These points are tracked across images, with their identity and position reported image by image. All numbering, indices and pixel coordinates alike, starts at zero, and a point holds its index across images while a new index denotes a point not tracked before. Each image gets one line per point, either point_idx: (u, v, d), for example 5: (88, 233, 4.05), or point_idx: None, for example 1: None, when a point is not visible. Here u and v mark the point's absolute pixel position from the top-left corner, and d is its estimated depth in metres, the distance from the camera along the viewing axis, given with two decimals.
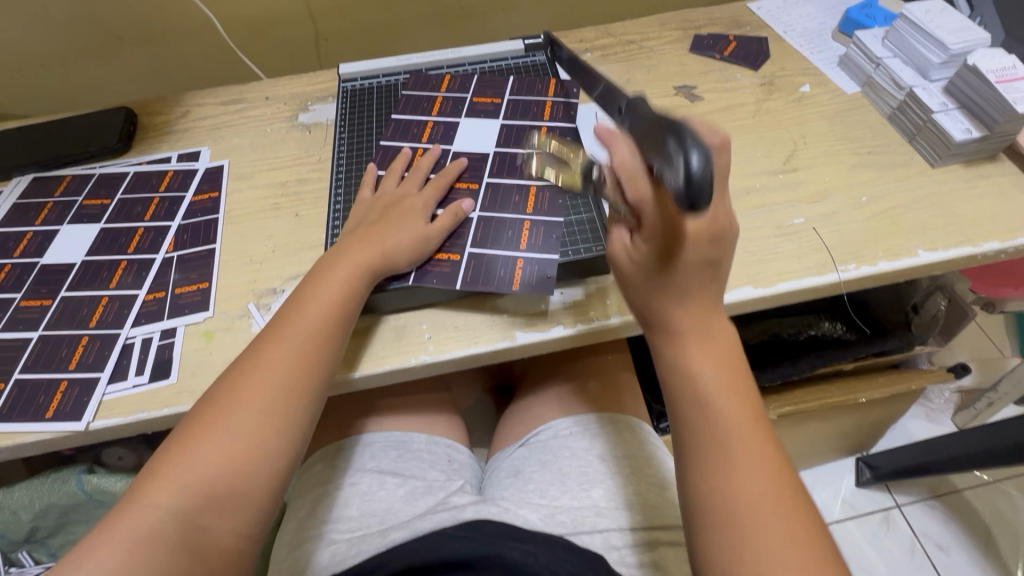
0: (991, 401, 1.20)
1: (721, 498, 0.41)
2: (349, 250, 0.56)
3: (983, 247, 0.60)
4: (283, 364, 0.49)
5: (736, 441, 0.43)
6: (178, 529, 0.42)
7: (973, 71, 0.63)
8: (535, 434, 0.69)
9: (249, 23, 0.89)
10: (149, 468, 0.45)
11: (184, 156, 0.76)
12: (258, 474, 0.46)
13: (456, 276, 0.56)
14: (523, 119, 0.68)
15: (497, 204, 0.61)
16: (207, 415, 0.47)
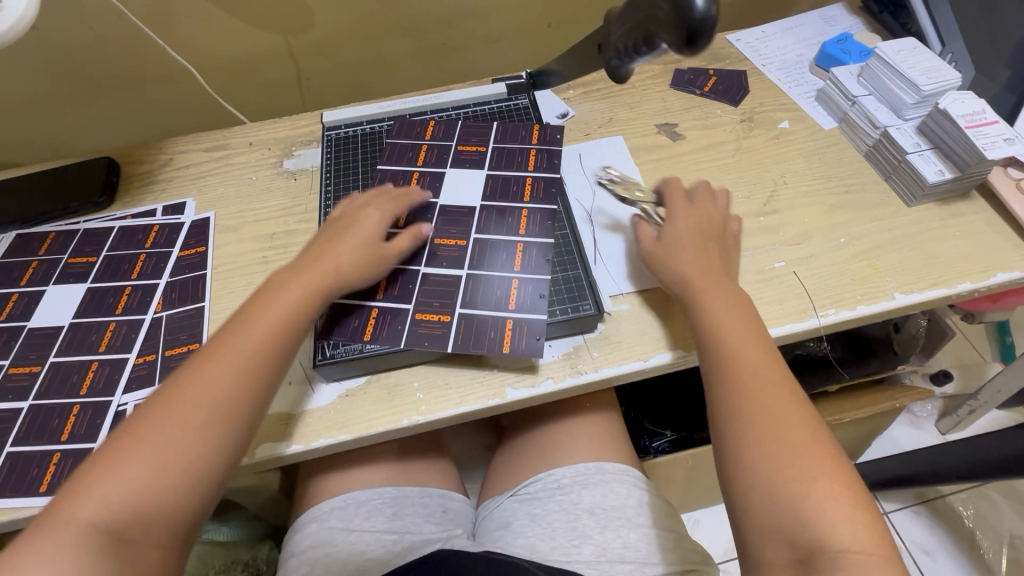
0: (972, 409, 1.22)
1: (742, 422, 0.49)
2: (300, 270, 0.57)
3: (957, 288, 0.62)
4: (220, 382, 0.48)
5: (754, 367, 0.51)
6: (97, 547, 0.42)
7: (944, 114, 0.65)
8: (524, 486, 0.71)
9: (229, 66, 0.89)
10: (73, 480, 0.44)
11: (170, 208, 0.76)
12: (187, 494, 0.45)
13: (448, 339, 0.57)
14: (509, 169, 0.69)
15: (485, 262, 0.62)
16: (137, 429, 0.46)
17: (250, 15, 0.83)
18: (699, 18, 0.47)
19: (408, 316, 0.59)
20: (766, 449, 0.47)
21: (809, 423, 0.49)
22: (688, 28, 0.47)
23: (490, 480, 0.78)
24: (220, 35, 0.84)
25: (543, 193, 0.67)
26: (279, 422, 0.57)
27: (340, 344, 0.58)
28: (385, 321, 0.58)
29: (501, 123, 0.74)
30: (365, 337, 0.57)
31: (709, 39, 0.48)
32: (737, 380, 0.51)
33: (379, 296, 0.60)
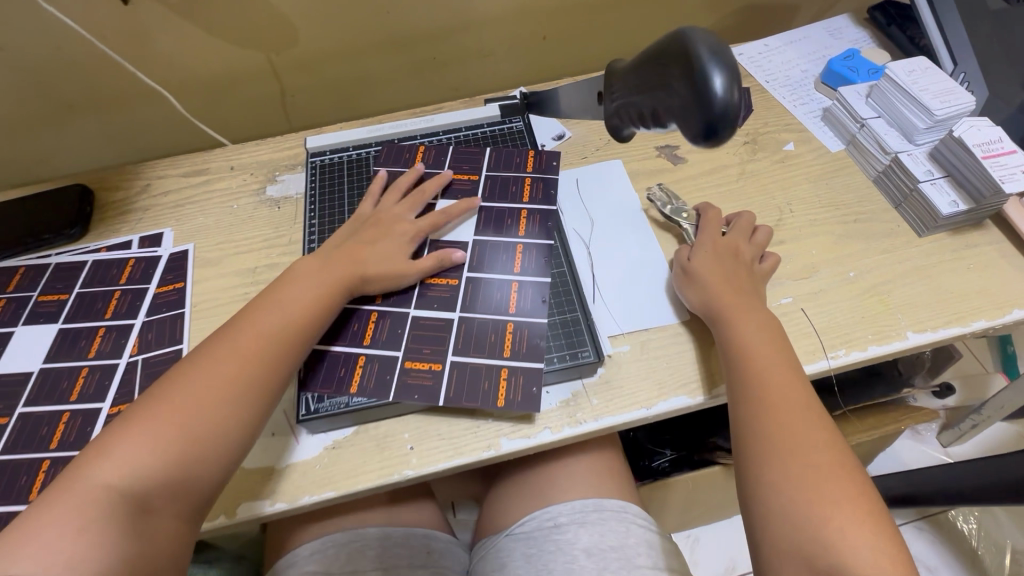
0: (976, 423, 1.19)
1: (761, 437, 0.49)
2: (334, 263, 0.58)
3: (973, 327, 0.59)
4: (249, 358, 0.51)
5: (775, 381, 0.51)
6: (120, 507, 0.42)
7: (958, 142, 0.62)
8: (519, 524, 0.69)
9: (209, 83, 0.84)
10: (95, 444, 0.45)
11: (147, 240, 0.72)
12: (208, 461, 0.47)
13: (440, 391, 0.55)
14: (503, 201, 0.66)
15: (478, 304, 0.59)
16: (165, 400, 0.47)
17: (228, 33, 0.78)
18: (719, 107, 0.41)
19: (397, 364, 0.56)
20: (786, 465, 0.46)
21: (832, 446, 0.47)
22: (705, 117, 0.41)
23: (486, 519, 0.75)
24: (197, 53, 0.80)
25: (538, 229, 0.64)
26: (241, 483, 0.54)
27: (325, 395, 0.55)
28: (372, 370, 0.56)
29: (494, 149, 0.72)
30: (352, 389, 0.55)
31: (730, 130, 0.42)
32: (758, 395, 0.51)
33: (365, 343, 0.57)
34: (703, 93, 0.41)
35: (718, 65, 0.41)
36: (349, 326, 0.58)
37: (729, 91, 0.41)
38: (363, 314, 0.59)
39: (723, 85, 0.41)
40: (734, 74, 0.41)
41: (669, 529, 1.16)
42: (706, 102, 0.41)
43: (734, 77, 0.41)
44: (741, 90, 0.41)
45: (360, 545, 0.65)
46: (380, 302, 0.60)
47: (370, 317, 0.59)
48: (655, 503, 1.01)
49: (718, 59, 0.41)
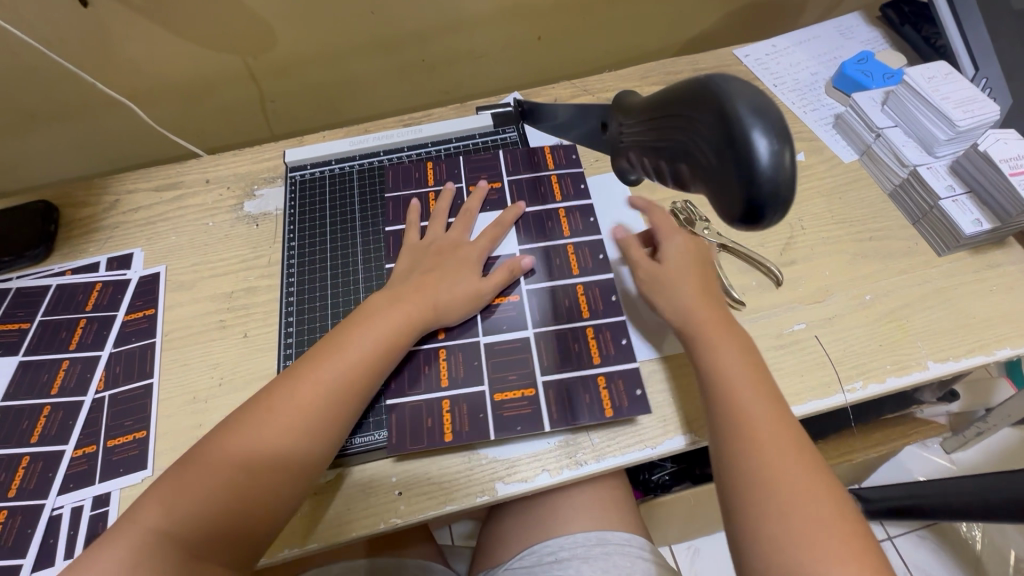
0: (981, 431, 1.13)
1: (754, 476, 0.44)
2: (403, 300, 0.55)
3: (995, 355, 0.56)
4: (310, 411, 0.48)
5: (765, 423, 0.46)
6: (174, 561, 0.42)
7: (984, 157, 0.58)
8: (518, 559, 0.64)
9: (183, 88, 0.79)
10: (157, 485, 0.45)
11: (115, 262, 0.67)
12: (258, 513, 0.45)
13: (542, 417, 0.53)
14: (537, 203, 0.65)
15: (551, 317, 0.57)
16: (224, 445, 0.46)
17: (200, 35, 0.73)
18: (765, 179, 0.34)
19: (486, 399, 0.54)
20: (784, 512, 0.42)
21: (826, 490, 0.43)
22: (748, 190, 0.35)
23: (486, 550, 0.71)
24: (168, 57, 0.74)
25: (583, 225, 0.63)
26: (302, 518, 0.50)
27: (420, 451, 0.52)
28: (462, 411, 0.53)
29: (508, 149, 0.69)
30: (446, 438, 0.52)
31: (781, 207, 0.35)
32: (744, 432, 0.46)
33: (444, 385, 0.54)
34: (743, 161, 0.34)
35: (763, 126, 0.34)
36: (418, 369, 0.55)
37: (775, 157, 0.34)
38: (431, 353, 0.56)
39: (769, 151, 0.34)
40: (782, 137, 0.35)
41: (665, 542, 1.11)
42: (747, 173, 0.34)
43: (783, 140, 0.34)
44: (790, 158, 0.35)
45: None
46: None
47: (440, 353, 0.56)
48: (655, 521, 0.97)
49: (760, 120, 0.34)
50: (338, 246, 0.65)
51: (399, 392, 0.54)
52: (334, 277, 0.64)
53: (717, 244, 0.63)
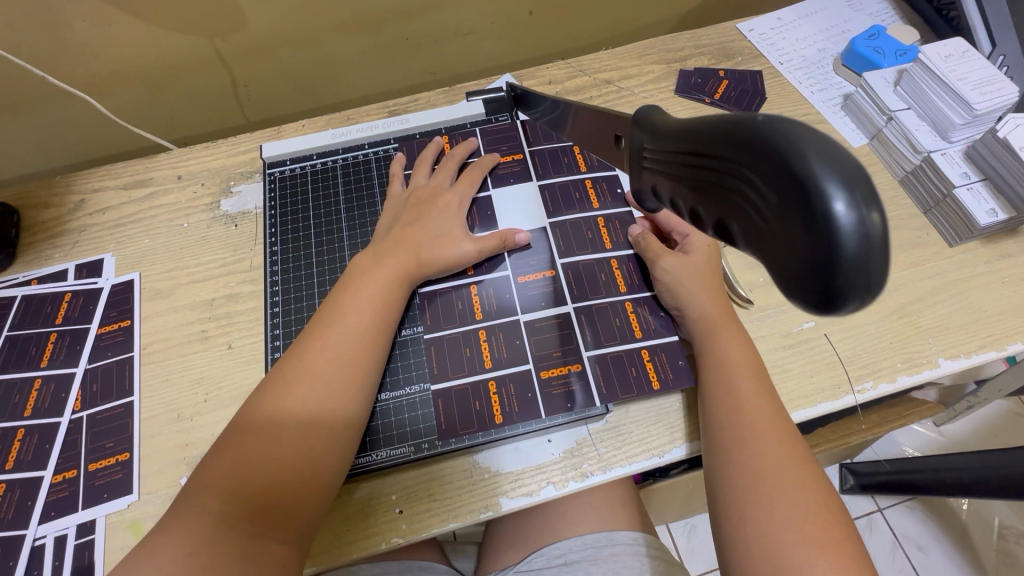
0: (972, 405, 1.04)
1: (748, 462, 0.41)
2: (387, 254, 0.52)
3: (1007, 351, 0.54)
4: (328, 365, 0.44)
5: (766, 413, 0.44)
6: (228, 542, 0.37)
7: (1003, 144, 0.55)
8: (528, 561, 0.62)
9: (148, 72, 0.73)
10: (196, 473, 0.40)
11: (85, 269, 0.63)
12: (303, 481, 0.40)
13: (593, 391, 0.52)
14: (560, 175, 0.62)
15: (588, 290, 0.56)
16: (248, 416, 0.42)
17: (162, 18, 0.67)
18: (849, 263, 0.19)
19: (532, 378, 0.52)
20: (770, 497, 0.39)
21: (810, 476, 0.40)
22: (824, 278, 0.20)
23: (491, 552, 0.70)
24: (127, 40, 0.68)
25: (610, 197, 0.61)
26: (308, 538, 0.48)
27: (472, 436, 0.50)
28: (510, 392, 0.52)
29: (527, 118, 0.66)
30: (497, 421, 0.51)
31: (869, 299, 0.21)
32: (731, 417, 0.44)
33: (487, 367, 0.53)
34: (814, 229, 0.20)
35: (841, 178, 0.20)
36: (460, 352, 0.53)
37: (862, 222, 0.20)
38: (470, 335, 0.54)
39: (849, 215, 0.20)
40: (868, 191, 0.20)
41: (662, 521, 1.11)
42: (820, 251, 0.20)
43: (870, 197, 0.20)
44: (885, 221, 0.20)
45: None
46: (476, 291, 0.56)
47: (479, 334, 0.54)
48: (653, 505, 0.97)
49: (838, 167, 0.20)
50: (323, 249, 0.61)
51: (441, 375, 0.53)
52: (320, 281, 0.60)
53: None
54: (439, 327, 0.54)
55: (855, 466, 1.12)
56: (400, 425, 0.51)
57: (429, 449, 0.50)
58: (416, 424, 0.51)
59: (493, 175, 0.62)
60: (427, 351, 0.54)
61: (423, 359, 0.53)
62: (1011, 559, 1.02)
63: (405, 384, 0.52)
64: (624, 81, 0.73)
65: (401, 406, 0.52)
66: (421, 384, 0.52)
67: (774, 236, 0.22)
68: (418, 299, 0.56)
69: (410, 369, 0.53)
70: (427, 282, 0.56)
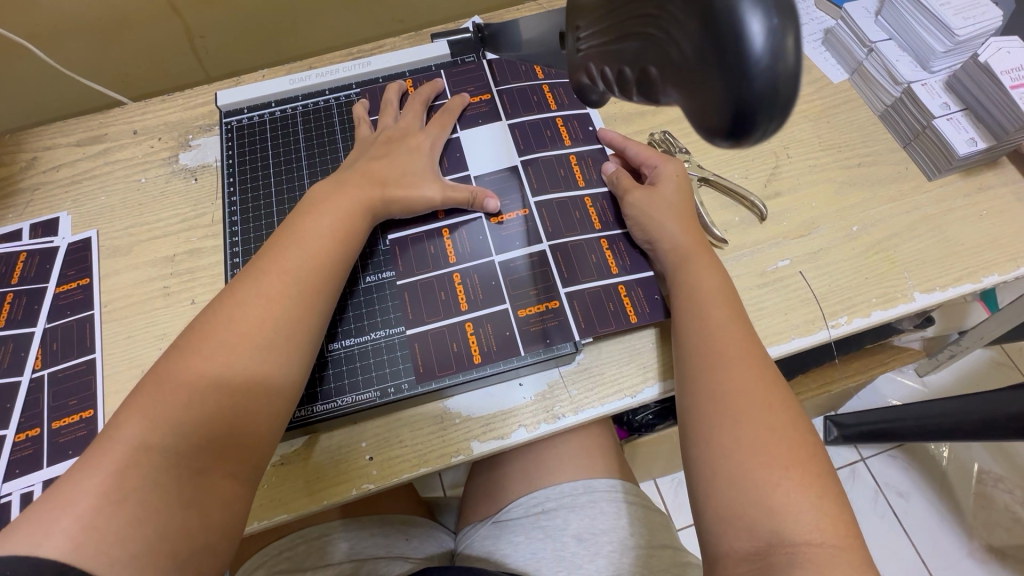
0: (954, 354, 1.02)
1: (718, 389, 0.41)
2: (350, 182, 0.50)
3: (982, 283, 0.54)
4: (286, 296, 0.43)
5: (737, 340, 0.43)
6: (172, 473, 0.35)
7: (984, 69, 0.54)
8: (506, 511, 0.63)
9: (96, 20, 0.70)
10: (129, 403, 0.37)
11: (40, 228, 0.61)
12: (257, 408, 0.39)
13: (571, 325, 0.51)
14: (529, 113, 0.60)
15: (562, 227, 0.54)
16: (193, 342, 0.40)
17: None
18: (758, 75, 0.22)
19: (510, 317, 0.51)
20: (737, 421, 0.39)
21: (780, 400, 0.40)
22: (733, 94, 0.23)
23: (472, 505, 0.70)
24: None
25: (582, 134, 0.59)
26: (273, 488, 0.47)
27: (449, 377, 0.49)
28: (487, 332, 0.51)
29: (495, 57, 0.63)
30: (475, 360, 0.50)
31: (778, 121, 0.23)
32: (702, 346, 0.43)
33: (463, 308, 0.51)
34: (726, 45, 0.22)
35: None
36: (435, 296, 0.52)
37: (775, 39, 0.22)
38: (444, 279, 0.53)
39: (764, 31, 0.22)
40: (786, 12, 0.22)
41: (648, 476, 1.11)
42: (734, 63, 0.22)
43: (787, 18, 0.22)
44: (799, 44, 0.22)
45: (331, 538, 0.61)
46: (449, 237, 0.54)
47: (454, 277, 0.53)
48: (638, 460, 0.97)
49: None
50: (284, 200, 0.59)
51: (415, 319, 0.51)
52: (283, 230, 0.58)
53: (699, 177, 0.58)
54: (412, 272, 0.53)
55: (839, 418, 1.10)
56: (367, 369, 0.50)
57: (396, 392, 0.49)
58: (385, 368, 0.50)
59: (461, 117, 0.60)
60: (399, 296, 0.52)
61: (394, 304, 0.52)
62: (988, 501, 1.03)
63: (371, 329, 0.51)
64: None
65: (369, 351, 0.51)
66: (390, 329, 0.51)
67: (694, 64, 0.24)
68: (387, 246, 0.54)
69: (380, 314, 0.52)
70: (397, 229, 0.55)
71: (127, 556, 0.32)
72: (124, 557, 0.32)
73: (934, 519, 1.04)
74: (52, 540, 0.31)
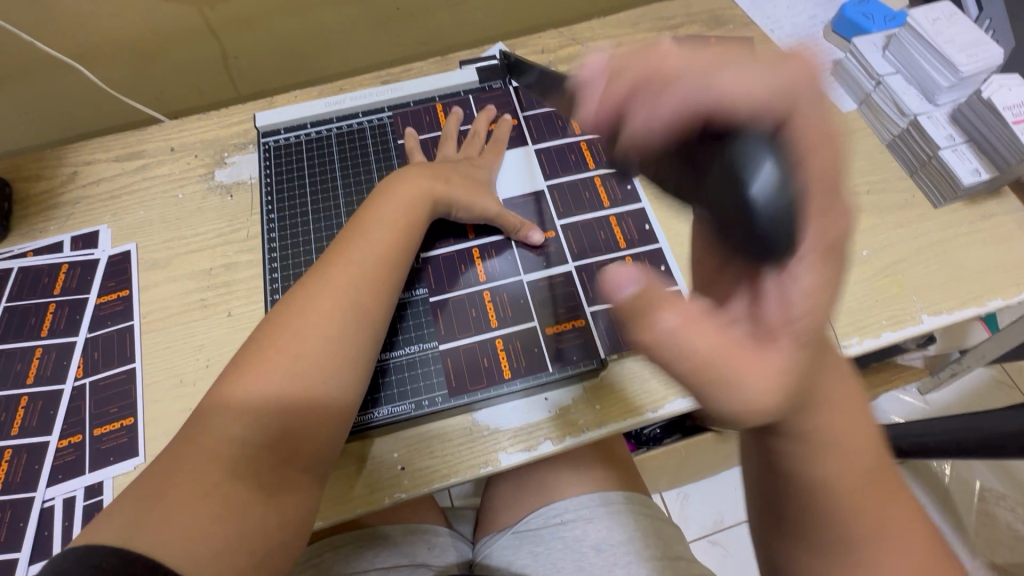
0: (955, 372, 1.03)
1: (825, 499, 0.33)
2: (417, 172, 0.54)
3: (987, 306, 0.56)
4: (352, 289, 0.45)
5: (837, 429, 0.32)
6: (251, 468, 0.37)
7: (988, 105, 0.57)
8: (524, 522, 0.64)
9: (136, 41, 0.73)
10: (213, 397, 0.40)
11: (80, 241, 0.63)
12: (325, 400, 0.41)
13: (595, 345, 0.53)
14: (555, 137, 0.63)
15: (588, 247, 0.57)
16: (269, 334, 0.42)
17: None
18: (779, 214, 0.28)
19: (538, 334, 0.53)
20: (850, 522, 0.34)
21: (877, 472, 0.34)
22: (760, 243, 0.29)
23: (488, 515, 0.71)
24: (116, 9, 0.68)
25: (606, 155, 0.62)
26: None
27: (479, 392, 0.52)
28: (516, 349, 0.53)
29: (520, 84, 0.66)
30: (505, 375, 0.52)
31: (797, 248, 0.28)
32: (815, 416, 0.31)
33: (493, 325, 0.54)
34: (749, 201, 0.29)
35: (767, 154, 0.29)
36: (465, 313, 0.54)
37: (780, 181, 0.29)
38: (474, 296, 0.55)
39: (775, 178, 0.29)
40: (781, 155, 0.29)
41: (654, 489, 1.12)
42: (752, 210, 0.29)
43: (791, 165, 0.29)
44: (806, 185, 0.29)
45: (357, 547, 0.62)
46: (479, 256, 0.57)
47: (484, 295, 0.55)
48: (646, 473, 0.98)
49: (768, 146, 0.29)
50: (320, 217, 0.62)
51: (448, 336, 0.54)
52: (318, 245, 0.60)
53: None
54: (443, 289, 0.55)
55: None
56: (402, 382, 0.52)
57: (430, 405, 0.51)
58: (419, 381, 0.52)
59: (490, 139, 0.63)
60: (431, 312, 0.54)
61: (427, 319, 0.54)
62: (990, 519, 1.05)
63: (405, 344, 0.53)
64: (616, 50, 0.72)
65: (404, 365, 0.53)
66: (423, 344, 0.53)
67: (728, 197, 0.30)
68: (421, 263, 0.57)
69: (414, 329, 0.54)
70: (429, 248, 0.57)
71: (211, 549, 0.34)
72: (207, 553, 0.33)
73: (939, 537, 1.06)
74: (141, 532, 0.33)
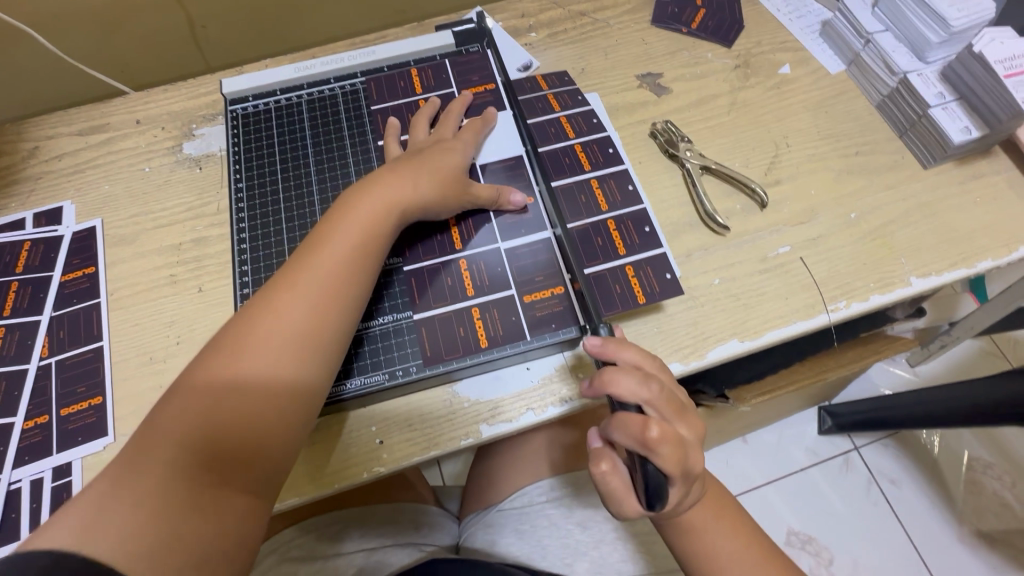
0: (944, 344, 1.06)
1: (702, 549, 0.49)
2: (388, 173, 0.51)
3: (976, 268, 0.55)
4: (304, 299, 0.43)
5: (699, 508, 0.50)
6: (186, 485, 0.36)
7: (978, 59, 0.55)
8: (510, 500, 0.63)
9: (97, 8, 0.70)
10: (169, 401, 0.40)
11: (43, 217, 0.61)
12: (272, 419, 0.40)
13: (572, 311, 0.51)
14: (535, 114, 0.61)
15: (568, 212, 0.56)
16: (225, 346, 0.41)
17: None
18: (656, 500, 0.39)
19: (516, 302, 0.52)
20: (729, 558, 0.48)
21: (732, 512, 0.51)
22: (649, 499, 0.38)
23: (475, 493, 0.71)
24: None
25: (586, 126, 0.61)
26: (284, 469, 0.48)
27: (456, 360, 0.50)
28: (494, 317, 0.51)
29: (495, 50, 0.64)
30: (482, 344, 0.50)
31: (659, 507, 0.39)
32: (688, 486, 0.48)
33: (470, 294, 0.52)
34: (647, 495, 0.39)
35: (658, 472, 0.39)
36: (442, 282, 0.53)
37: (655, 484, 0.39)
38: (450, 264, 0.53)
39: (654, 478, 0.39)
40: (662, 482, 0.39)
41: None
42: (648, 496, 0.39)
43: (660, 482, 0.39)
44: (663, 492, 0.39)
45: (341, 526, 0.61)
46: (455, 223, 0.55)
47: (460, 263, 0.53)
48: None
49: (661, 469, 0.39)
50: (290, 185, 0.59)
51: (423, 305, 0.52)
52: (288, 215, 0.58)
53: (700, 166, 0.59)
54: (418, 258, 0.53)
55: (833, 407, 1.11)
56: (377, 353, 0.50)
57: (405, 374, 0.50)
58: (393, 351, 0.51)
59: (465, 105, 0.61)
60: (406, 281, 0.53)
61: (401, 288, 0.52)
62: (978, 488, 1.06)
63: (379, 314, 0.52)
64: (599, 13, 0.70)
65: (378, 335, 0.51)
66: (397, 314, 0.52)
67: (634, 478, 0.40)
68: None
69: (388, 298, 0.52)
70: None
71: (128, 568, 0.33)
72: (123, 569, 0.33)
73: (928, 507, 1.06)
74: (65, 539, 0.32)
